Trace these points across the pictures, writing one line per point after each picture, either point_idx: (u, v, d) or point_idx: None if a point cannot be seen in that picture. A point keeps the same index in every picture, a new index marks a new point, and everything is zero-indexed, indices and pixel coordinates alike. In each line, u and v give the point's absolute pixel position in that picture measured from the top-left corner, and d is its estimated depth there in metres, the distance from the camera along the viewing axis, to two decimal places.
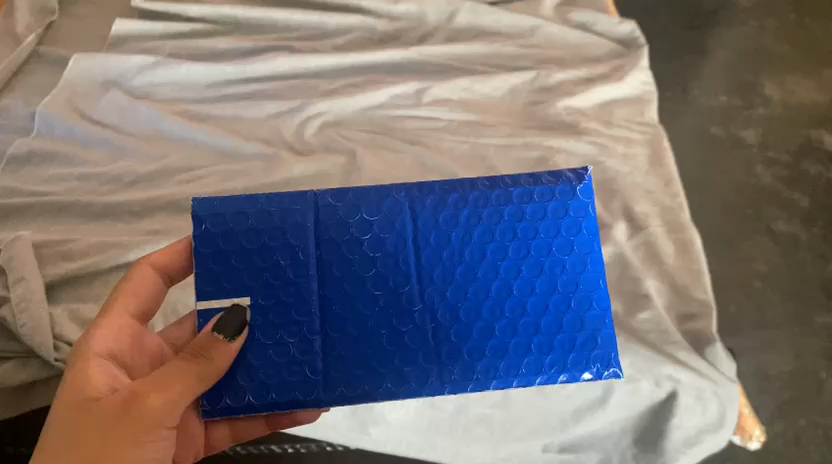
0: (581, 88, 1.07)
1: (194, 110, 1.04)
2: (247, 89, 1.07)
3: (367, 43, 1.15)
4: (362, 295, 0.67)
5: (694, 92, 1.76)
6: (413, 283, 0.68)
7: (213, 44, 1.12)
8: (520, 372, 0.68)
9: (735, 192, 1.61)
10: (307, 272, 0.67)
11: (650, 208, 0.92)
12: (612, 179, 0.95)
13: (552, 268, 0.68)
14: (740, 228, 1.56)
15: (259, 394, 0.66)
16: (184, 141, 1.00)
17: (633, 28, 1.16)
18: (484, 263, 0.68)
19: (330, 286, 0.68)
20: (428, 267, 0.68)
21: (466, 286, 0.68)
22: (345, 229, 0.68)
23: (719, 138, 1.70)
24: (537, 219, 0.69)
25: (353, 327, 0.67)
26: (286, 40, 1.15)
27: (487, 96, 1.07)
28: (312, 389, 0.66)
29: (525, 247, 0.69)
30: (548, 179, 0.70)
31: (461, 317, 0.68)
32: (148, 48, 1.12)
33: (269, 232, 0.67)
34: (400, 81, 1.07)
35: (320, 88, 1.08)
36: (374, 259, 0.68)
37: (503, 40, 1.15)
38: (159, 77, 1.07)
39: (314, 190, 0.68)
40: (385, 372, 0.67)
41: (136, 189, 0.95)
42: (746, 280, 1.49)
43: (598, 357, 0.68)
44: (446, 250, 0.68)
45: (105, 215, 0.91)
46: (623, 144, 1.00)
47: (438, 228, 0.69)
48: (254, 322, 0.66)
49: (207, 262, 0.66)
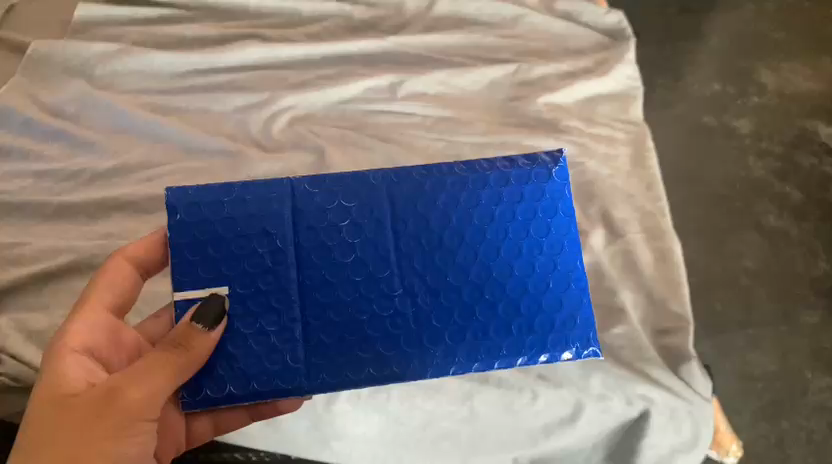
0: (564, 83, 1.03)
1: (157, 103, 0.99)
2: (216, 80, 1.02)
3: (342, 31, 1.10)
4: (341, 281, 0.68)
5: (687, 80, 1.71)
6: (393, 268, 0.69)
7: (180, 30, 1.07)
8: (502, 353, 0.69)
9: (725, 186, 1.58)
10: (284, 259, 0.68)
11: (631, 213, 0.89)
12: (591, 181, 0.91)
13: (529, 250, 0.70)
14: (730, 222, 1.52)
15: (240, 384, 0.67)
16: (145, 134, 0.95)
17: (620, 18, 1.12)
18: (463, 247, 0.70)
19: (308, 273, 0.68)
20: (408, 253, 0.69)
21: (446, 271, 0.69)
22: (323, 216, 0.69)
23: (711, 128, 1.65)
24: (515, 203, 0.70)
25: (336, 313, 0.68)
26: (258, 27, 1.09)
27: (466, 91, 1.03)
28: (293, 377, 0.67)
29: (502, 231, 0.70)
30: (523, 162, 0.72)
31: (443, 302, 0.69)
32: (113, 35, 1.07)
33: (246, 223, 0.68)
34: (374, 74, 1.03)
35: (291, 81, 1.03)
36: (353, 245, 0.69)
37: (485, 30, 1.11)
38: (123, 65, 1.01)
39: (290, 177, 0.70)
40: (367, 357, 0.68)
41: (93, 187, 0.91)
42: (733, 276, 1.45)
43: (577, 336, 0.70)
44: (425, 235, 0.70)
45: (59, 216, 0.87)
46: (604, 144, 0.97)
47: (416, 212, 0.70)
48: (235, 312, 0.67)
49: (184, 252, 0.67)
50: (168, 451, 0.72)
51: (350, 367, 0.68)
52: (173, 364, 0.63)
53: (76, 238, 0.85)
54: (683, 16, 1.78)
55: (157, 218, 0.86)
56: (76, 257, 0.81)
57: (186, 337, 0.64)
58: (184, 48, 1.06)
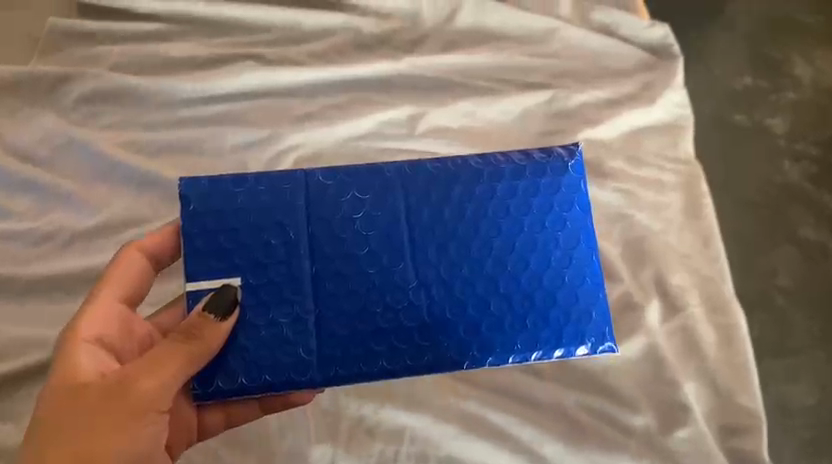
0: (605, 114, 0.91)
1: (140, 140, 0.86)
2: (210, 111, 0.90)
3: (350, 47, 0.97)
4: (356, 273, 0.63)
5: (713, 72, 1.58)
6: (406, 260, 0.63)
7: (167, 50, 0.94)
8: (516, 348, 0.63)
9: (756, 191, 1.45)
10: (298, 251, 0.63)
11: (688, 278, 0.78)
12: (641, 240, 0.80)
13: (546, 245, 0.64)
14: (765, 234, 1.41)
15: (252, 375, 0.61)
16: (128, 181, 0.82)
17: (667, 32, 0.99)
18: (478, 240, 0.64)
19: (321, 263, 0.63)
20: (423, 243, 0.64)
21: (461, 262, 0.64)
22: (337, 207, 0.64)
23: (742, 127, 1.53)
24: (530, 197, 0.65)
25: (346, 304, 0.62)
26: (255, 45, 0.96)
27: (493, 124, 0.91)
28: (306, 368, 0.61)
29: (518, 224, 0.65)
30: (538, 156, 0.67)
31: (457, 294, 0.63)
32: (89, 55, 0.93)
33: (259, 214, 0.63)
34: (391, 105, 0.91)
35: (295, 112, 0.90)
36: (367, 237, 0.63)
37: (513, 46, 0.98)
38: (102, 94, 0.88)
39: (304, 169, 0.64)
40: (381, 348, 0.62)
41: (72, 252, 0.78)
42: (767, 296, 1.35)
43: (593, 329, 0.64)
44: (441, 227, 0.64)
45: (32, 292, 0.76)
46: (653, 190, 0.85)
47: (431, 203, 0.64)
48: (245, 302, 0.62)
49: (196, 241, 0.62)
50: (176, 448, 0.65)
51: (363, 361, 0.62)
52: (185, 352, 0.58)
53: (55, 322, 0.74)
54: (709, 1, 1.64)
55: None
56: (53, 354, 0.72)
57: (197, 325, 0.59)
58: (173, 72, 0.93)
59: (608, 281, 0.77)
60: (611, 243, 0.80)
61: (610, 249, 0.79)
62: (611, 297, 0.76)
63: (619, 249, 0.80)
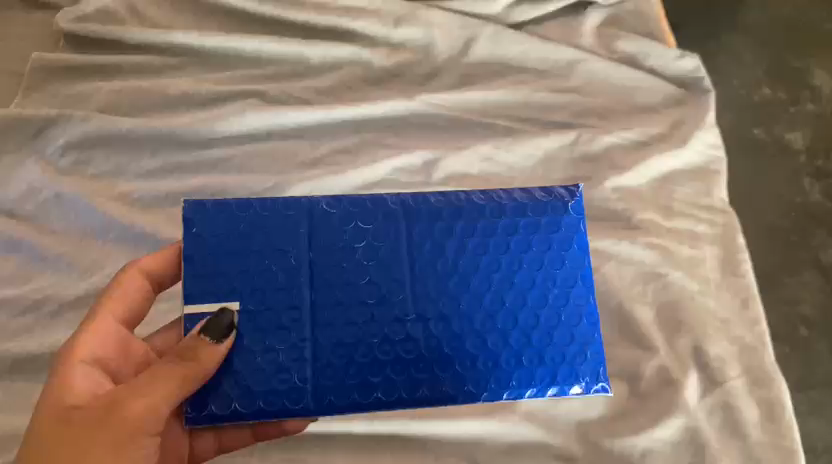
0: (633, 157, 0.85)
1: (134, 191, 0.79)
2: (210, 155, 0.83)
3: (358, 84, 0.90)
4: (353, 303, 0.58)
5: (734, 83, 1.45)
6: (407, 290, 0.59)
7: (161, 86, 0.87)
8: (511, 385, 0.59)
9: (780, 214, 1.34)
10: (298, 279, 0.58)
11: (726, 348, 0.73)
12: (676, 304, 0.75)
13: (544, 283, 0.61)
14: (786, 259, 1.30)
15: (247, 403, 0.56)
16: (123, 239, 0.76)
17: (697, 64, 0.93)
18: (478, 273, 0.60)
19: (321, 292, 0.58)
20: (423, 274, 0.60)
21: (460, 296, 0.60)
22: (338, 235, 0.59)
23: (762, 142, 1.40)
24: (530, 234, 0.62)
25: (344, 334, 0.58)
26: (257, 80, 0.89)
27: (514, 169, 0.84)
28: (301, 396, 0.56)
29: (517, 260, 0.61)
30: (539, 195, 0.64)
31: (455, 327, 0.59)
32: (76, 93, 0.86)
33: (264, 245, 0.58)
34: (405, 149, 0.85)
35: (300, 157, 0.84)
36: (367, 267, 0.59)
37: (534, 80, 0.92)
38: (92, 140, 0.82)
39: (308, 196, 0.60)
40: (375, 379, 0.57)
41: (61, 322, 0.72)
42: (791, 327, 1.25)
43: (588, 370, 0.60)
44: (442, 259, 0.60)
45: (17, 369, 0.69)
46: (688, 244, 0.80)
47: (432, 236, 0.61)
48: (242, 326, 0.57)
49: (195, 261, 0.57)
50: None
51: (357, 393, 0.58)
52: (179, 371, 0.53)
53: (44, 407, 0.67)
54: (723, 4, 1.51)
55: None
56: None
57: (194, 345, 0.54)
58: (168, 112, 0.86)
59: (641, 352, 0.72)
60: (644, 306, 0.75)
61: (644, 314, 0.74)
62: (645, 371, 0.71)
63: (652, 315, 0.75)
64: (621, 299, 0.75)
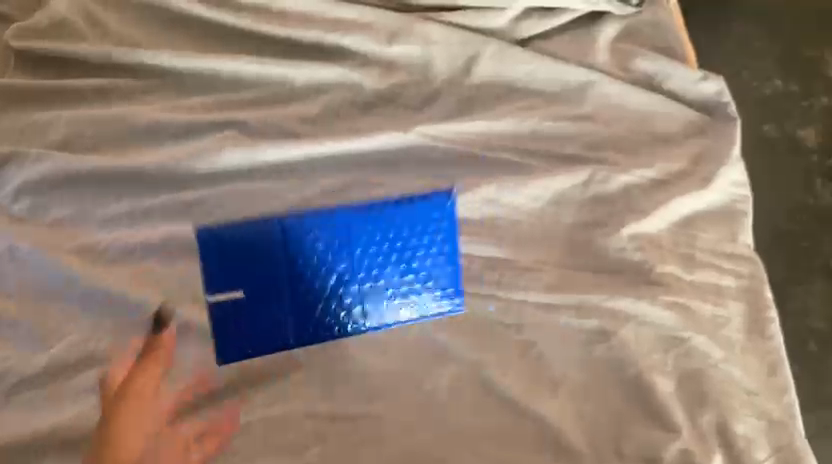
0: (652, 199, 0.77)
1: (95, 242, 0.71)
2: (180, 198, 0.74)
3: (347, 109, 0.82)
4: (293, 277, 0.60)
5: (743, 75, 1.25)
6: (333, 265, 0.61)
7: (127, 114, 0.77)
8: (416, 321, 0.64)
9: (787, 217, 1.14)
10: (270, 263, 0.59)
11: (754, 424, 0.67)
12: (700, 373, 0.68)
13: (444, 253, 0.62)
14: (793, 267, 1.11)
15: (263, 343, 0.61)
16: (83, 302, 0.68)
17: (721, 87, 0.85)
18: (392, 244, 0.61)
19: (278, 269, 0.60)
20: (351, 250, 0.61)
21: (379, 264, 0.61)
22: (300, 234, 0.59)
23: (773, 141, 1.20)
24: (429, 217, 0.61)
25: (297, 295, 0.61)
26: (235, 106, 0.81)
27: (520, 212, 0.76)
28: (288, 337, 0.62)
29: (425, 231, 0.61)
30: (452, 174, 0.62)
31: (374, 285, 0.62)
32: (32, 123, 0.77)
33: (237, 246, 0.58)
34: (400, 189, 0.76)
35: (283, 198, 0.75)
36: (308, 252, 0.60)
37: (542, 104, 0.83)
38: (50, 180, 0.73)
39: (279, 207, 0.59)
40: (329, 321, 0.63)
41: (12, 403, 0.63)
42: (798, 339, 1.06)
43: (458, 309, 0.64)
44: (365, 237, 0.61)
45: None
46: (711, 301, 0.73)
47: (354, 219, 0.60)
48: (241, 301, 0.59)
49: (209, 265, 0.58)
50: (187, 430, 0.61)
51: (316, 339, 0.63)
52: None
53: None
54: None
55: None
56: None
57: None
58: (134, 144, 0.77)
59: (661, 431, 0.65)
60: (665, 377, 0.68)
61: (665, 386, 0.67)
62: (666, 454, 0.64)
63: (673, 386, 0.68)
64: (640, 368, 0.68)
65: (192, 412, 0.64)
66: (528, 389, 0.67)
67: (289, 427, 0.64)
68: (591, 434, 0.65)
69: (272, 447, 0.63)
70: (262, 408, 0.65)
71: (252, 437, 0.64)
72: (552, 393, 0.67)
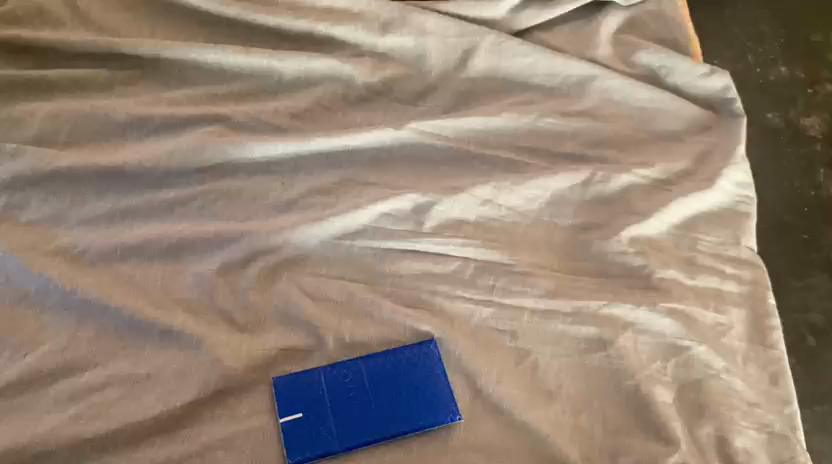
0: (652, 200, 0.75)
1: (74, 243, 0.68)
2: (165, 198, 0.72)
3: (338, 104, 0.79)
4: (304, 387, 0.63)
5: (748, 59, 1.20)
6: (330, 408, 0.62)
7: (107, 108, 0.75)
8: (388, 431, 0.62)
9: (786, 207, 1.06)
10: (293, 387, 0.63)
11: (754, 438, 0.65)
12: (700, 383, 0.66)
13: (429, 411, 0.63)
14: (794, 260, 1.02)
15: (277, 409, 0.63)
16: (63, 307, 0.65)
17: (727, 83, 0.82)
18: (389, 384, 0.64)
19: (299, 377, 0.64)
20: (353, 385, 0.63)
21: (371, 406, 0.63)
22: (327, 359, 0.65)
23: (778, 129, 1.13)
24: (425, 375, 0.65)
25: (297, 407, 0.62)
26: (222, 100, 0.78)
27: (516, 214, 0.74)
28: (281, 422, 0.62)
29: (415, 400, 0.64)
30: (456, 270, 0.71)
31: (356, 421, 0.62)
32: (5, 116, 0.73)
33: (289, 400, 0.63)
34: (392, 189, 0.74)
35: (271, 198, 0.73)
36: (327, 372, 0.64)
37: (541, 99, 0.81)
38: (25, 178, 0.70)
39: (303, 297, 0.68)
40: (306, 424, 0.61)
41: None
42: (795, 333, 0.98)
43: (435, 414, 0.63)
44: (369, 381, 0.64)
45: None
46: (712, 307, 0.70)
47: (367, 362, 0.65)
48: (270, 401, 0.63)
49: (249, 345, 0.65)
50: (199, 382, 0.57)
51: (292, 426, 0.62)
52: None
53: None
54: None
55: None
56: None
57: None
58: (116, 140, 0.74)
59: (659, 444, 0.63)
60: (663, 388, 0.66)
61: (664, 398, 0.65)
62: None
63: (673, 398, 0.66)
64: (638, 379, 0.66)
65: (174, 424, 0.61)
66: (524, 400, 0.65)
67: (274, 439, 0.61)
68: (585, 446, 0.63)
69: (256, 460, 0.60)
70: (246, 419, 0.62)
71: (236, 449, 0.61)
72: (547, 403, 0.65)
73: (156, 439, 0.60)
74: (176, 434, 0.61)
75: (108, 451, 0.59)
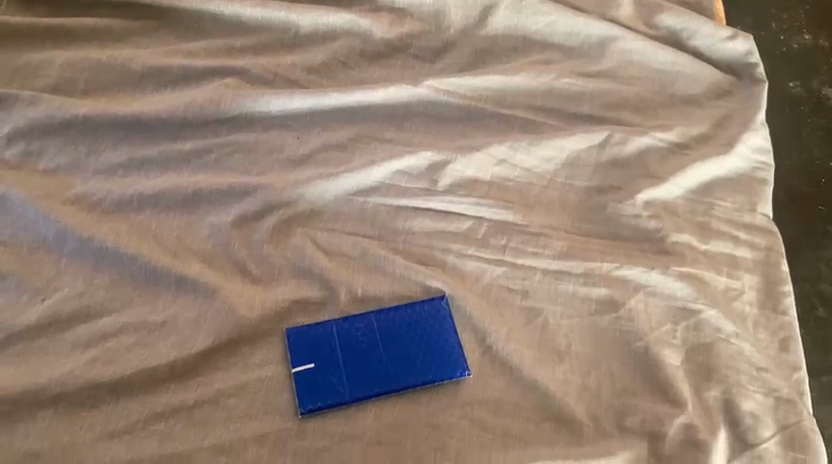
0: (669, 164, 0.74)
1: (92, 192, 0.69)
2: (181, 148, 0.72)
3: (356, 59, 0.79)
4: (316, 339, 0.64)
5: (772, 26, 1.18)
6: (341, 360, 0.63)
7: (124, 58, 0.75)
8: (397, 384, 0.63)
9: (802, 177, 1.05)
10: (305, 338, 0.64)
11: (761, 401, 0.65)
12: (710, 347, 0.66)
13: (438, 368, 0.64)
14: (809, 230, 1.01)
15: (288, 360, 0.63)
16: (80, 255, 0.66)
17: (750, 46, 0.81)
18: (399, 339, 0.65)
19: (311, 330, 0.64)
20: (364, 339, 0.64)
21: (381, 360, 0.64)
22: (338, 313, 0.66)
23: (799, 98, 1.12)
24: (435, 332, 0.65)
25: (308, 358, 0.63)
26: (238, 52, 0.78)
27: (531, 174, 0.74)
28: (292, 373, 0.63)
29: (424, 355, 0.64)
30: (470, 226, 0.71)
31: (366, 374, 0.63)
32: (23, 64, 0.74)
33: (301, 350, 0.64)
34: (408, 146, 0.74)
35: (286, 153, 0.73)
36: (338, 325, 0.65)
37: (560, 59, 0.80)
38: (44, 126, 0.71)
39: (316, 251, 0.69)
40: (317, 376, 0.62)
41: (8, 356, 0.62)
42: (806, 304, 0.98)
43: (444, 370, 0.64)
44: (380, 335, 0.65)
45: None
46: (724, 272, 0.70)
47: (378, 317, 0.65)
48: (282, 352, 0.64)
49: (262, 297, 0.66)
50: None
51: (304, 377, 0.62)
52: None
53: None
54: None
55: (92, 420, 0.59)
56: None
57: None
58: (132, 90, 0.74)
59: (665, 406, 0.64)
60: (672, 350, 0.66)
61: (672, 360, 0.66)
62: (669, 429, 0.62)
63: (681, 360, 0.66)
64: (648, 341, 0.66)
65: (188, 371, 0.62)
66: (533, 358, 0.65)
67: (286, 389, 0.62)
68: (592, 405, 0.64)
69: (268, 408, 0.61)
70: (258, 368, 0.63)
71: (248, 397, 0.62)
72: (556, 362, 0.66)
73: (170, 385, 0.61)
74: (190, 381, 0.62)
75: (124, 394, 0.61)
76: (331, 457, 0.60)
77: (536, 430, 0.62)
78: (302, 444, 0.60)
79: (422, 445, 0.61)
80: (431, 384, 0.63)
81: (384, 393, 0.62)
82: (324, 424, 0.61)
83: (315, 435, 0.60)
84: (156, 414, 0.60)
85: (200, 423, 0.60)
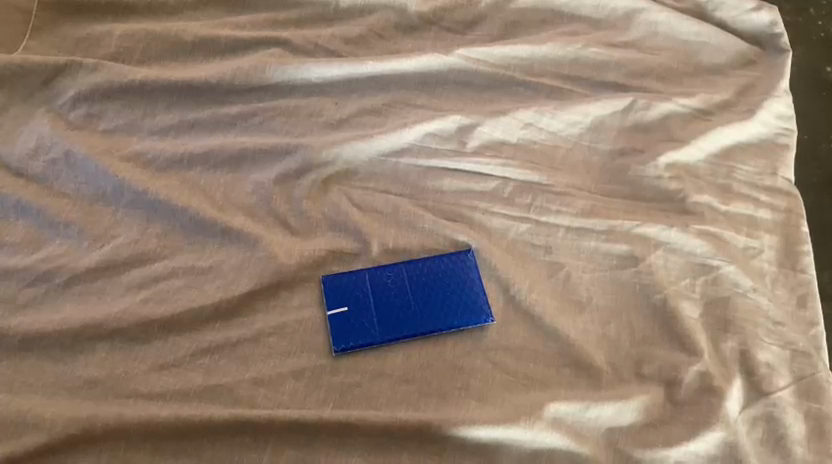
0: (692, 130, 0.77)
1: (147, 151, 0.75)
2: (227, 113, 0.77)
3: (391, 33, 0.84)
4: (350, 287, 0.68)
5: (811, 12, 1.09)
6: (371, 306, 0.67)
7: (178, 29, 0.81)
8: (424, 328, 0.67)
9: None
10: (340, 285, 0.69)
11: (776, 353, 0.67)
12: (727, 301, 0.69)
13: (463, 313, 0.68)
14: None
15: (324, 306, 0.68)
16: (136, 206, 0.72)
17: (774, 17, 0.84)
18: (427, 287, 0.69)
19: (346, 278, 0.69)
20: (394, 287, 0.68)
21: (409, 305, 0.68)
22: (371, 264, 0.70)
23: None
24: (461, 280, 0.69)
25: (342, 303, 0.68)
26: (282, 24, 0.83)
27: (557, 137, 0.78)
28: (328, 317, 0.67)
29: (450, 301, 0.68)
30: (497, 186, 0.75)
31: (396, 318, 0.67)
32: (86, 36, 0.81)
33: (336, 296, 0.68)
34: (439, 112, 0.78)
35: (325, 116, 0.78)
36: (370, 274, 0.69)
37: (586, 32, 0.84)
38: (104, 91, 0.77)
39: (354, 206, 0.74)
40: (350, 319, 0.67)
41: (69, 295, 0.67)
42: None
43: (469, 316, 0.67)
44: (409, 283, 0.69)
45: (19, 346, 0.64)
46: (744, 232, 0.72)
47: (408, 266, 0.69)
48: (318, 299, 0.69)
49: (302, 247, 0.70)
50: None
51: (338, 319, 0.67)
52: None
53: (46, 390, 0.62)
54: None
55: (145, 354, 0.64)
56: (48, 440, 0.58)
57: None
58: (184, 59, 0.81)
59: (682, 354, 0.66)
60: (691, 303, 0.69)
61: (690, 312, 0.68)
62: (685, 376, 0.64)
63: (699, 314, 0.68)
64: (667, 293, 0.69)
65: (232, 312, 0.67)
66: (556, 307, 0.68)
67: (321, 330, 0.67)
68: (611, 353, 0.67)
69: (305, 347, 0.66)
70: (296, 311, 0.68)
71: (287, 337, 0.66)
72: (577, 312, 0.69)
73: (216, 324, 0.66)
74: (234, 322, 0.67)
75: (173, 332, 0.66)
76: (362, 393, 0.64)
77: (556, 375, 0.65)
78: (335, 379, 0.64)
79: (447, 385, 0.64)
80: (457, 328, 0.67)
81: (412, 335, 0.66)
82: (356, 362, 0.65)
83: (348, 373, 0.65)
84: (203, 350, 0.65)
85: (243, 358, 0.65)
